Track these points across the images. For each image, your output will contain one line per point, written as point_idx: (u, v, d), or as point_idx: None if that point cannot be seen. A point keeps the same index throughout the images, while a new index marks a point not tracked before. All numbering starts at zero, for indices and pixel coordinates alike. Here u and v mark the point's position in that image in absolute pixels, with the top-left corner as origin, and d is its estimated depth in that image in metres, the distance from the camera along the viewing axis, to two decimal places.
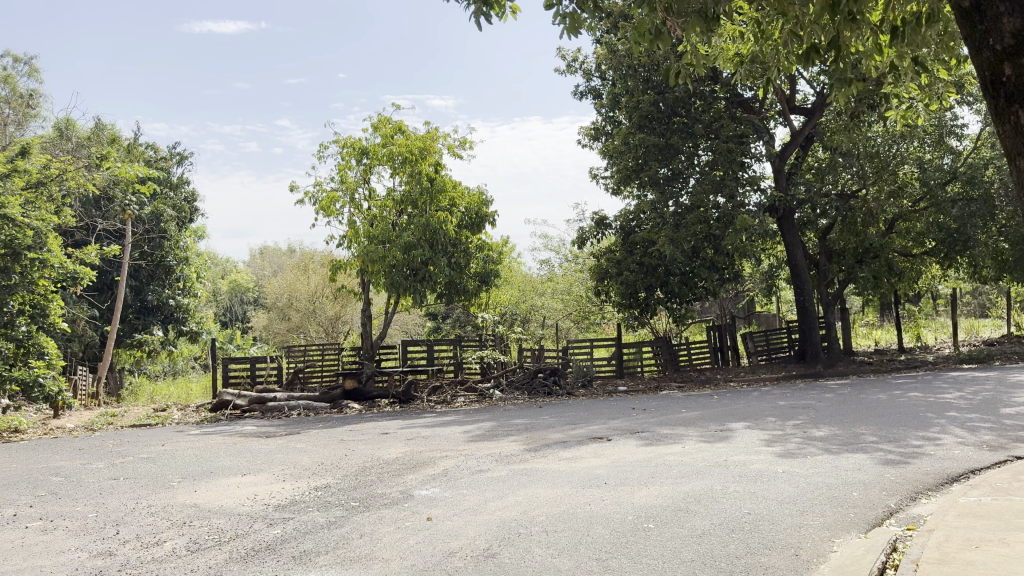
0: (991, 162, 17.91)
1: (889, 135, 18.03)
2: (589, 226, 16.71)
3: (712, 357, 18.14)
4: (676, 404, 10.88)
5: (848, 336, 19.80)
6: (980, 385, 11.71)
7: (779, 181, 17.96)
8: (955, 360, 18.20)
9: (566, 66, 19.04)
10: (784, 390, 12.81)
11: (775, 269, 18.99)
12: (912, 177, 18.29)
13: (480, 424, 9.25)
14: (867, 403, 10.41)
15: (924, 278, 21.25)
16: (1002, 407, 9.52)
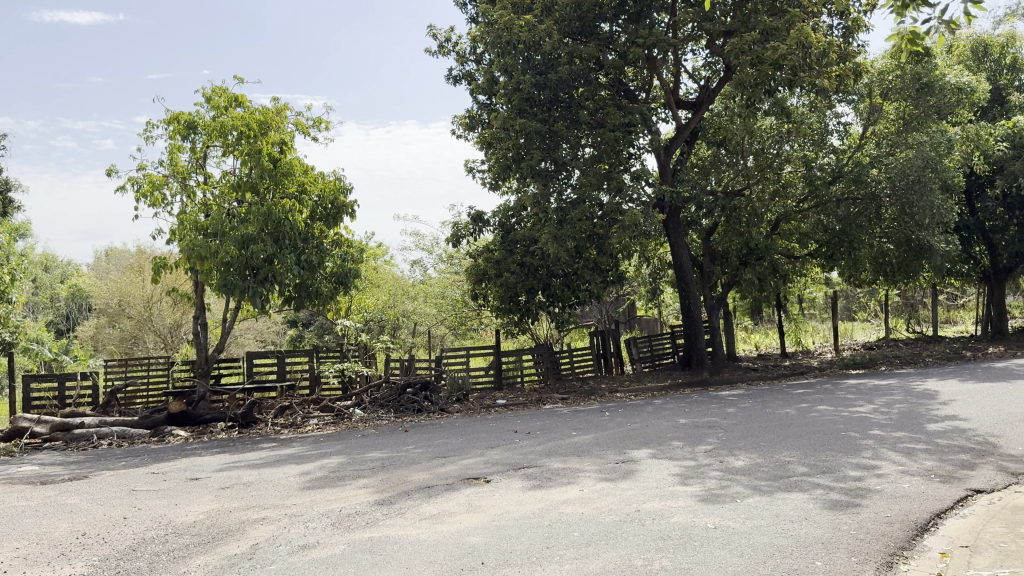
0: (876, 162, 17.16)
1: (775, 131, 17.19)
2: (465, 221, 15.00)
3: (595, 364, 16.79)
4: (562, 425, 9.28)
5: (731, 341, 18.74)
6: (884, 395, 10.75)
7: (665, 176, 16.65)
8: (840, 365, 17.47)
9: (438, 48, 17.23)
10: (679, 403, 11.49)
11: (660, 271, 17.85)
12: (794, 177, 17.64)
13: (325, 461, 7.32)
14: (776, 419, 9.13)
15: (803, 282, 20.61)
16: (926, 423, 8.45)
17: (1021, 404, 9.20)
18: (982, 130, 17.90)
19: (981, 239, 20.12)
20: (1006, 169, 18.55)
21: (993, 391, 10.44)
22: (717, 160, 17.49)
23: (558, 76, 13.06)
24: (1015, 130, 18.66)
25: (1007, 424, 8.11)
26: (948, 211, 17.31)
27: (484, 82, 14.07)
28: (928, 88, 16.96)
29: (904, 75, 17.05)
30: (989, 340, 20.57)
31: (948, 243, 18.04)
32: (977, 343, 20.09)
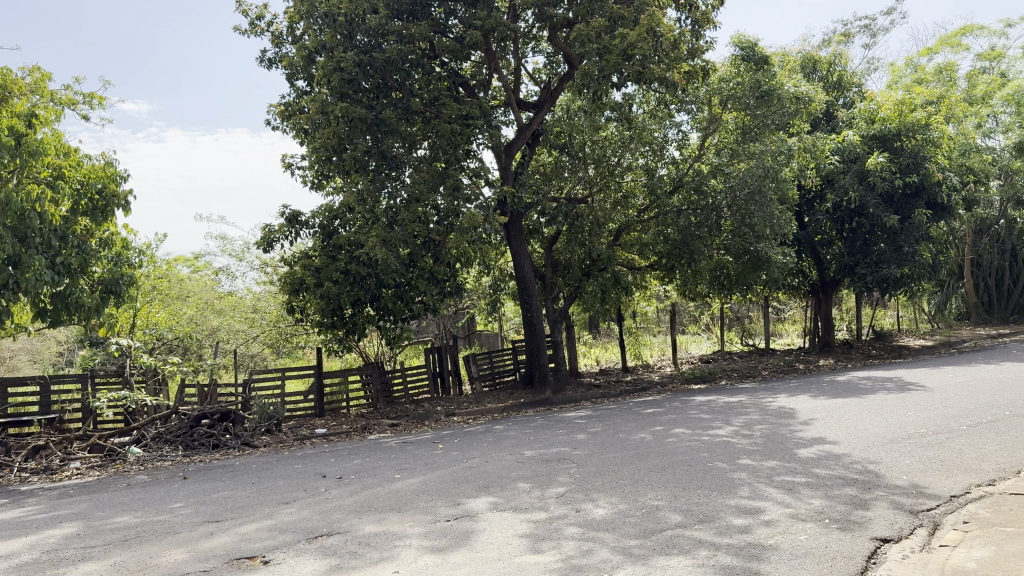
0: (716, 170, 16.43)
1: (619, 136, 16.20)
2: (278, 224, 12.98)
3: (430, 384, 15.15)
4: (383, 463, 7.62)
5: (573, 356, 17.41)
6: (738, 412, 9.89)
7: (506, 178, 15.24)
8: (681, 379, 16.62)
9: (250, 27, 15.16)
10: (521, 426, 10.12)
11: (501, 283, 16.58)
12: (637, 184, 16.69)
13: (49, 535, 5.30)
14: (632, 444, 7.92)
15: (644, 295, 19.64)
16: (796, 447, 7.50)
17: (883, 424, 8.54)
18: (816, 141, 17.89)
19: (811, 253, 20.33)
20: (837, 183, 18.68)
21: (846, 409, 9.84)
22: (558, 164, 16.25)
23: (387, 56, 11.38)
24: (844, 144, 18.94)
25: (881, 447, 7.29)
26: (787, 223, 16.89)
27: (299, 60, 12.26)
28: (767, 96, 16.66)
29: (744, 81, 16.67)
30: (817, 352, 20.79)
31: (785, 256, 17.77)
32: (807, 355, 20.23)
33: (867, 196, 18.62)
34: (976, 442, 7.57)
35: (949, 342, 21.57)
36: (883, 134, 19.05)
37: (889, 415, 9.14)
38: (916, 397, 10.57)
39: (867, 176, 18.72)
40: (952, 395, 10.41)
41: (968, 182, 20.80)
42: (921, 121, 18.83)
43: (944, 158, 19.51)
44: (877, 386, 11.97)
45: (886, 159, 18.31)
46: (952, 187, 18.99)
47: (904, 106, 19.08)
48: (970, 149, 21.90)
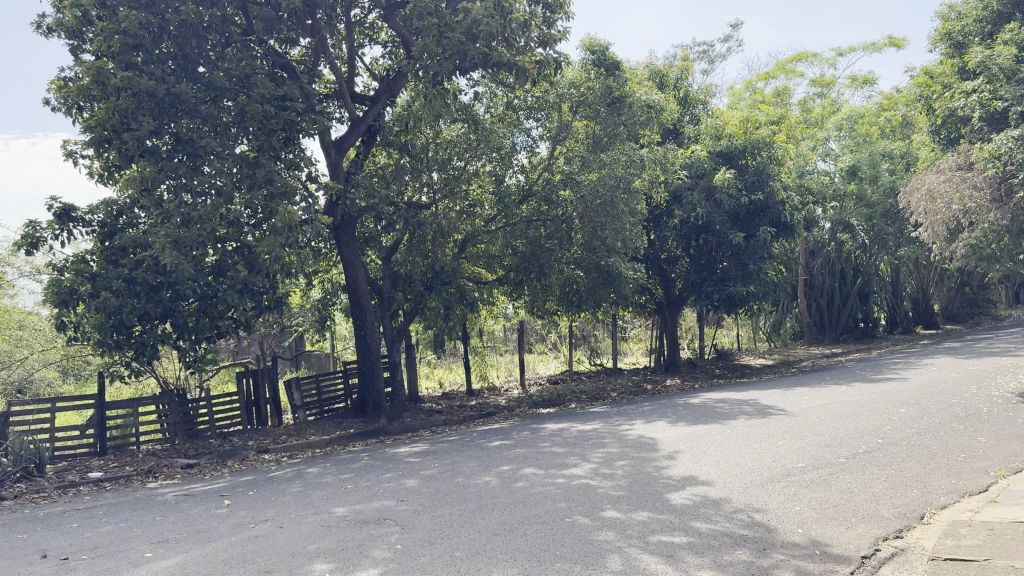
0: (569, 179, 14.84)
1: (465, 139, 14.70)
2: (46, 220, 10.64)
3: (243, 414, 13.12)
4: (138, 535, 5.67)
5: (415, 379, 15.61)
6: (595, 444, 8.56)
7: (336, 178, 13.34)
8: (530, 403, 15.23)
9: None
10: (339, 468, 8.33)
11: (331, 297, 14.74)
12: (482, 190, 15.29)
13: None
14: (472, 490, 6.36)
15: (493, 313, 18.15)
16: (666, 491, 6.24)
17: (757, 457, 7.46)
18: (666, 153, 17.04)
19: (657, 269, 19.35)
20: (684, 199, 17.82)
21: (712, 437, 8.75)
22: (396, 167, 14.51)
23: (181, 17, 9.92)
24: (693, 160, 18.10)
25: (763, 491, 6.16)
26: (638, 237, 15.90)
27: (70, 20, 9.94)
28: (618, 104, 15.63)
29: (595, 85, 15.53)
30: (664, 372, 20.10)
31: (634, 271, 16.78)
32: (654, 376, 19.48)
33: (714, 213, 17.91)
34: (863, 479, 6.61)
35: (789, 361, 21.57)
36: (730, 151, 18.37)
37: (759, 445, 8.13)
38: (780, 422, 9.68)
39: (714, 192, 17.97)
40: (817, 422, 9.59)
41: (807, 203, 20.81)
42: (766, 139, 18.38)
43: (786, 177, 19.26)
44: (735, 409, 11.07)
45: (733, 175, 17.66)
46: (794, 206, 18.83)
47: (749, 121, 18.51)
48: (807, 170, 22.10)
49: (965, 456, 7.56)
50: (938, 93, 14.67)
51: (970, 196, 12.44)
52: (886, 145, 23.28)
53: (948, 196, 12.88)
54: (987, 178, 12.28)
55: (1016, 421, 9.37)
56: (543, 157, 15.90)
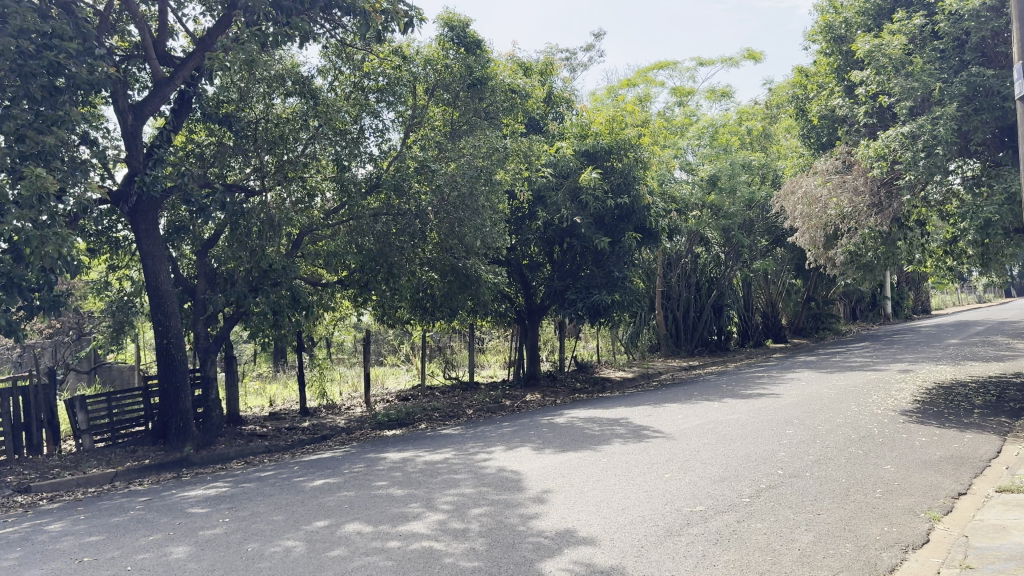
0: (423, 169, 12.93)
1: (304, 119, 12.65)
2: None
3: (10, 441, 10.40)
4: None
5: (236, 397, 13.24)
6: (443, 482, 6.76)
7: (133, 151, 11.05)
8: (373, 424, 13.19)
9: None
10: (91, 524, 6.09)
11: (132, 299, 12.34)
12: (320, 178, 13.24)
13: None
14: (263, 568, 4.41)
15: (333, 319, 15.98)
16: (538, 558, 4.56)
17: (644, 498, 5.95)
18: (528, 145, 15.33)
19: (517, 274, 17.53)
20: (549, 200, 16.08)
21: (586, 469, 7.18)
22: (217, 150, 12.46)
23: None
24: (557, 158, 16.30)
25: (666, 555, 4.61)
26: (500, 236, 14.11)
27: None
28: (479, 86, 13.97)
29: (454, 65, 13.74)
30: (522, 387, 18.52)
31: (493, 274, 14.82)
32: (511, 390, 17.87)
33: (579, 215, 16.23)
34: (780, 530, 5.23)
35: (649, 375, 20.60)
36: (595, 151, 16.67)
37: (645, 480, 6.62)
38: (662, 446, 8.26)
39: (580, 194, 16.29)
40: (702, 446, 8.24)
41: (670, 212, 19.73)
42: (633, 140, 16.82)
43: (651, 181, 18.03)
44: (607, 429, 9.58)
45: (598, 176, 15.98)
46: (660, 212, 17.45)
47: (615, 120, 16.90)
48: (670, 178, 21.17)
49: (882, 491, 6.38)
50: (813, 94, 14.04)
51: (844, 200, 11.79)
52: (747, 155, 22.67)
53: (823, 201, 12.23)
54: (867, 181, 11.46)
55: (913, 444, 8.42)
56: (390, 146, 13.70)
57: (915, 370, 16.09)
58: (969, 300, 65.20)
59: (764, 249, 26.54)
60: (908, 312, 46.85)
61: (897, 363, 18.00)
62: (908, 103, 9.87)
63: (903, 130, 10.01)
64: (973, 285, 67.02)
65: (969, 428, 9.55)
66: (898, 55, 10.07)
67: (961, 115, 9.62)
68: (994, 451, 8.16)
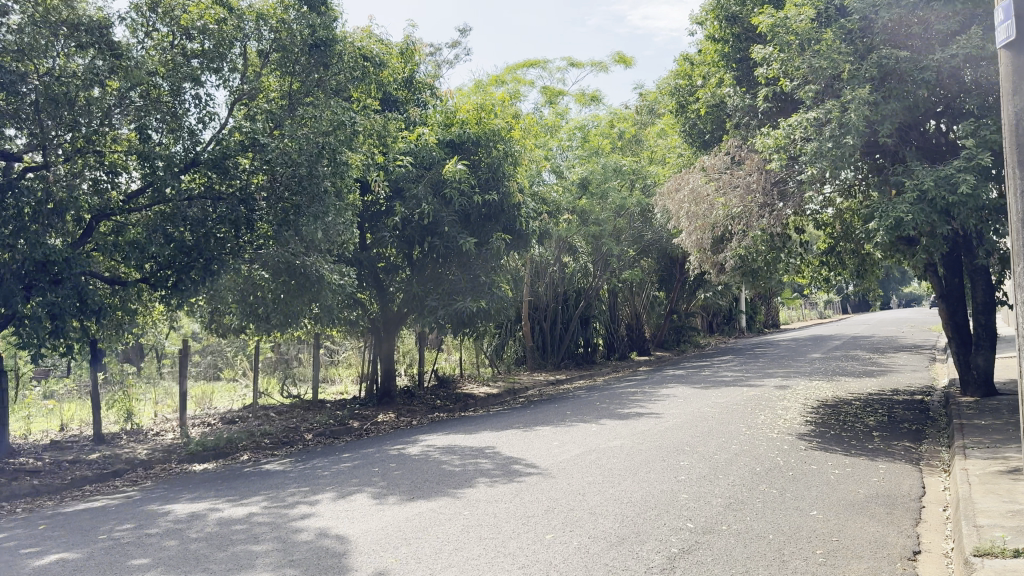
0: (252, 145, 10.72)
1: (98, 73, 9.95)
2: None
3: None
4: None
5: (6, 422, 10.50)
6: (232, 560, 4.73)
7: None
8: (181, 456, 10.83)
9: None
10: None
11: None
12: (124, 154, 10.69)
13: None
14: None
15: (143, 327, 13.26)
16: None
17: None
18: (385, 128, 13.18)
19: (371, 277, 15.30)
20: (408, 193, 13.87)
21: (440, 528, 5.33)
22: None
23: None
24: (417, 145, 14.11)
25: None
26: (347, 229, 11.94)
27: None
28: (323, 49, 11.78)
29: (292, 25, 11.58)
30: (374, 405, 16.25)
31: (342, 275, 12.40)
32: (360, 409, 15.60)
33: (442, 212, 14.10)
34: None
35: (514, 391, 18.90)
36: (460, 141, 14.66)
37: (520, 547, 4.84)
38: (537, 488, 6.52)
39: (443, 187, 14.18)
40: (588, 486, 6.57)
41: (541, 214, 18.06)
42: (503, 131, 14.92)
43: (522, 179, 16.28)
44: (468, 463, 7.73)
45: (465, 168, 14.00)
46: (532, 213, 15.65)
47: (484, 108, 14.96)
48: (540, 178, 19.56)
49: (825, 553, 4.90)
50: (703, 81, 12.78)
51: (732, 199, 10.50)
52: (619, 159, 21.07)
53: (710, 199, 10.92)
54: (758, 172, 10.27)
55: (829, 479, 7.10)
56: (212, 117, 11.56)
57: (792, 386, 15.23)
58: (811, 315, 68.12)
59: (631, 259, 25.61)
60: (760, 325, 47.78)
61: (770, 378, 17.19)
62: (815, 85, 8.90)
63: (808, 116, 8.86)
64: (815, 301, 70.24)
65: (877, 456, 8.40)
66: (807, 28, 9.05)
67: (872, 102, 8.57)
68: (920, 486, 6.94)
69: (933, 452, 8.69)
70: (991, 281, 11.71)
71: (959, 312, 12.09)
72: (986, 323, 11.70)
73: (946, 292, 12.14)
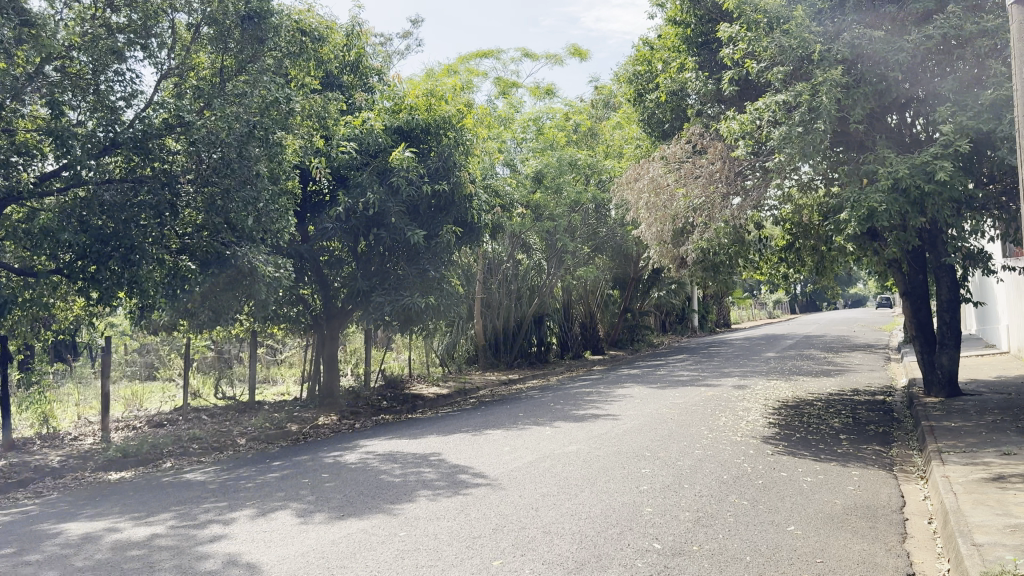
0: (178, 126, 9.81)
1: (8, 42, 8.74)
2: None
3: None
4: None
5: None
6: None
7: None
8: (98, 464, 9.90)
9: None
10: None
11: None
12: (36, 133, 9.71)
13: None
14: None
15: (61, 324, 12.18)
16: None
17: None
18: (328, 109, 12.31)
19: (312, 271, 14.41)
20: (353, 181, 13.07)
21: (370, 553, 4.61)
22: None
23: None
24: (363, 131, 13.26)
25: None
26: (283, 217, 11.04)
27: None
28: (257, 21, 10.85)
29: None
30: (316, 407, 15.36)
31: (279, 267, 11.48)
32: (300, 411, 14.71)
33: (389, 202, 13.28)
34: None
35: (465, 391, 18.17)
36: (409, 128, 13.87)
37: None
38: (484, 501, 5.83)
39: (390, 176, 13.42)
40: (541, 498, 5.91)
41: (494, 208, 17.32)
42: (453, 117, 14.15)
43: (474, 169, 15.51)
44: (408, 473, 7.01)
45: (413, 155, 13.27)
46: (484, 205, 14.90)
47: (434, 95, 14.19)
48: (494, 171, 18.82)
49: None
50: (664, 65, 12.16)
51: (692, 188, 10.07)
52: (574, 152, 20.40)
53: (669, 189, 10.27)
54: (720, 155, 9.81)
55: (801, 488, 6.54)
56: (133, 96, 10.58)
57: (750, 385, 14.79)
58: (761, 315, 68.63)
59: (586, 257, 25.06)
60: (712, 325, 47.76)
61: (727, 377, 16.77)
62: (785, 66, 8.27)
63: (777, 97, 8.30)
64: (764, 301, 70.94)
65: (848, 461, 7.90)
66: (775, 7, 8.60)
67: (844, 85, 8.09)
68: (898, 496, 6.43)
69: (905, 456, 8.22)
70: (955, 277, 11.37)
71: (923, 310, 11.74)
72: (951, 321, 11.36)
73: (910, 289, 11.78)
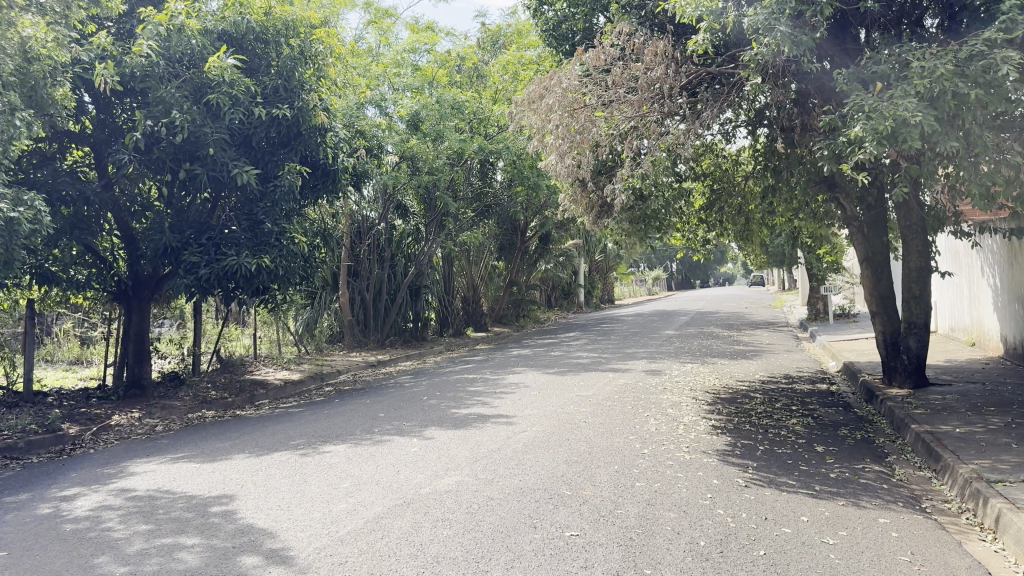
0: None
1: None
2: None
3: None
4: None
5: None
6: None
7: None
8: None
9: None
10: None
11: None
12: None
13: None
14: None
15: None
16: None
17: None
18: None
19: (109, 220, 10.85)
20: (154, 95, 9.64)
21: None
22: None
23: None
24: (170, 29, 9.83)
25: None
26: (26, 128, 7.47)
27: None
28: None
29: None
30: (118, 399, 11.81)
31: (21, 203, 7.91)
32: (91, 406, 11.12)
33: (204, 126, 9.90)
34: None
35: (319, 377, 14.91)
36: (237, 32, 10.50)
37: None
38: None
39: (207, 92, 10.06)
40: None
41: (361, 151, 14.04)
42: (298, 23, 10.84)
43: (330, 96, 12.17)
44: (153, 555, 3.92)
45: (237, 64, 9.96)
46: (341, 142, 11.69)
47: None
48: (361, 109, 15.48)
49: None
50: None
51: (618, 109, 7.35)
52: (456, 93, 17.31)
53: (586, 109, 7.45)
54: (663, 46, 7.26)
55: (832, 565, 3.87)
56: None
57: (665, 370, 12.30)
58: (641, 293, 67.84)
59: (470, 221, 22.09)
60: (596, 302, 45.96)
61: (633, 360, 14.28)
62: None
63: None
64: (644, 277, 70.42)
65: (856, 495, 5.34)
66: None
67: None
68: None
69: (923, 483, 5.76)
70: (925, 240, 9.12)
71: (885, 280, 9.51)
72: (921, 294, 9.12)
73: (869, 253, 9.49)
